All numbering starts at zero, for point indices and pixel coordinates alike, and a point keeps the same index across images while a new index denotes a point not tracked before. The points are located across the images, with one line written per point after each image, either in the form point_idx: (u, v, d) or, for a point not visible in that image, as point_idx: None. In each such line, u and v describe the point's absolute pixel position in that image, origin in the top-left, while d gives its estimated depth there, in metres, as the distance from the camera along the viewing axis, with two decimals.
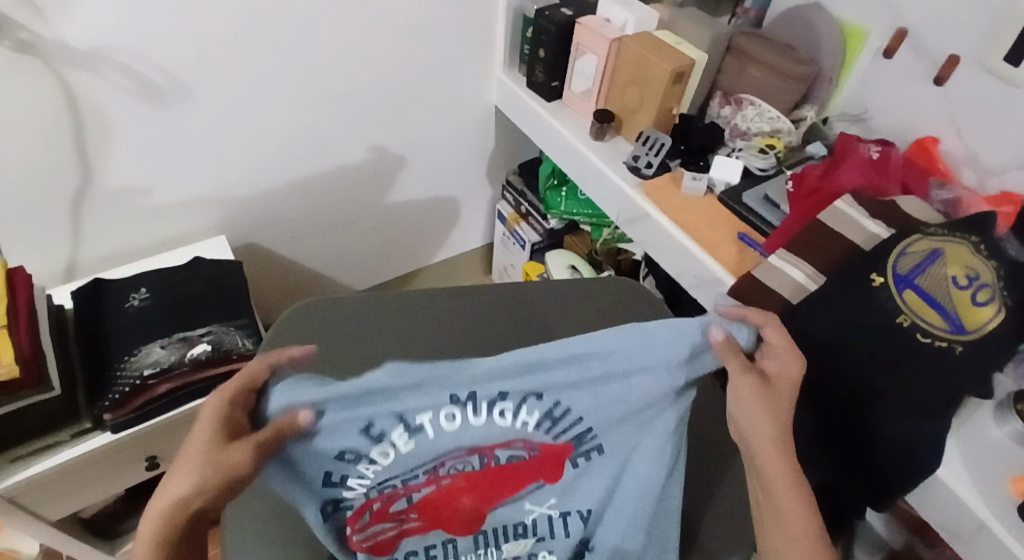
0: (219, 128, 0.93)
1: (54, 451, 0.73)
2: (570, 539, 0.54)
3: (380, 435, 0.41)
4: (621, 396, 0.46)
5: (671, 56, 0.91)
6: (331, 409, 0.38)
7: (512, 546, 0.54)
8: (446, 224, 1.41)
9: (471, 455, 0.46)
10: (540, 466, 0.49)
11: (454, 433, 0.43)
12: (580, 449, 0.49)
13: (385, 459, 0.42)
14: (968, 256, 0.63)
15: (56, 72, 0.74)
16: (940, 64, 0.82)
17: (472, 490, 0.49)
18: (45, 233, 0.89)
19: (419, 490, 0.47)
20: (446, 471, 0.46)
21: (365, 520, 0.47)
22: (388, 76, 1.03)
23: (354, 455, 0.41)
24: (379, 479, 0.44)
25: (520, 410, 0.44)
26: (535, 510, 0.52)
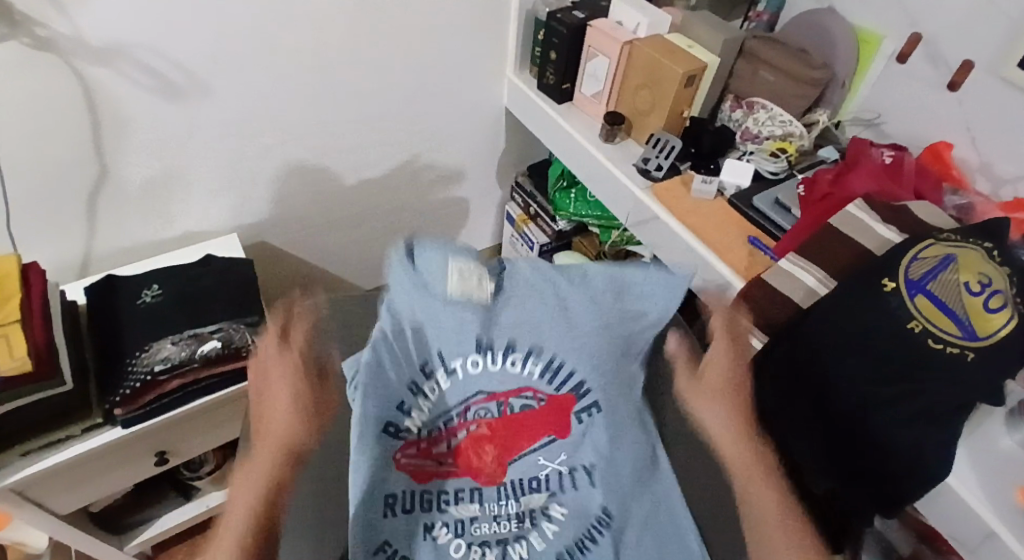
0: (232, 125, 0.93)
1: (65, 445, 0.74)
2: (581, 501, 0.61)
3: (430, 370, 0.58)
4: (606, 346, 0.58)
5: (683, 59, 0.91)
6: (400, 324, 0.56)
7: (529, 498, 0.61)
8: (455, 225, 1.42)
9: (490, 402, 0.59)
10: (549, 417, 0.59)
11: (478, 375, 0.58)
12: (581, 403, 0.59)
13: (433, 394, 0.58)
14: (980, 262, 0.62)
15: (73, 67, 0.75)
16: (954, 70, 0.81)
17: (498, 437, 0.59)
18: (60, 228, 0.90)
19: (456, 433, 0.59)
20: (476, 414, 0.59)
21: (415, 450, 0.58)
22: (401, 75, 1.04)
23: (415, 387, 0.57)
24: (431, 414, 0.58)
25: (517, 360, 0.58)
26: (548, 465, 0.61)
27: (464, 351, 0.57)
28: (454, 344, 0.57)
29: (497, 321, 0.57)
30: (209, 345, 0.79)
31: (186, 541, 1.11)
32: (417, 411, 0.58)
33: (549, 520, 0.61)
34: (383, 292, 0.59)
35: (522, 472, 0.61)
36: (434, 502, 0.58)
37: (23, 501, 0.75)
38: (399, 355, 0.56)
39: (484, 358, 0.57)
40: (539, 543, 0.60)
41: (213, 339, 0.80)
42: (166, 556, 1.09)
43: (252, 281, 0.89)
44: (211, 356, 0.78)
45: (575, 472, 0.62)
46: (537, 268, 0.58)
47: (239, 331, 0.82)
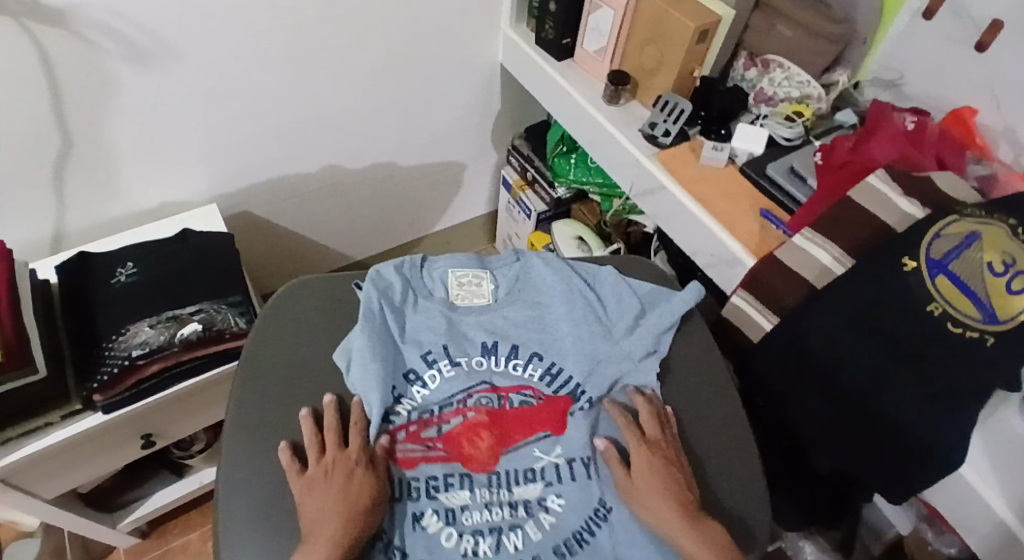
0: (207, 88, 0.86)
1: (44, 434, 0.71)
2: (582, 493, 0.57)
3: (432, 360, 0.62)
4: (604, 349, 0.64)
5: (695, 13, 0.84)
6: (413, 310, 0.65)
7: (524, 490, 0.57)
8: (449, 190, 1.36)
9: (491, 391, 0.62)
10: (547, 413, 0.61)
11: (482, 371, 0.62)
12: (576, 401, 0.62)
13: (433, 383, 0.61)
14: (1004, 239, 0.57)
15: (27, 32, 0.67)
16: (983, 28, 0.74)
17: (490, 427, 0.59)
18: (26, 202, 0.84)
19: (449, 421, 0.60)
20: (475, 403, 0.61)
21: (404, 437, 0.59)
22: (388, 31, 0.96)
23: (415, 375, 0.62)
24: (425, 403, 0.61)
25: (520, 364, 0.63)
26: (544, 457, 0.59)
27: (471, 349, 0.63)
28: (461, 344, 0.63)
29: (507, 324, 0.65)
30: (189, 328, 0.75)
31: (181, 517, 1.10)
32: (408, 397, 0.61)
33: (545, 511, 0.55)
34: (403, 286, 0.66)
35: (516, 463, 0.58)
36: (429, 491, 0.56)
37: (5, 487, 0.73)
38: (404, 342, 0.63)
39: (488, 358, 0.63)
40: (536, 534, 0.54)
41: (193, 321, 0.76)
42: (162, 531, 1.09)
43: (235, 258, 0.84)
44: (191, 339, 0.74)
45: (573, 464, 0.58)
46: (549, 264, 0.69)
47: (221, 312, 0.78)
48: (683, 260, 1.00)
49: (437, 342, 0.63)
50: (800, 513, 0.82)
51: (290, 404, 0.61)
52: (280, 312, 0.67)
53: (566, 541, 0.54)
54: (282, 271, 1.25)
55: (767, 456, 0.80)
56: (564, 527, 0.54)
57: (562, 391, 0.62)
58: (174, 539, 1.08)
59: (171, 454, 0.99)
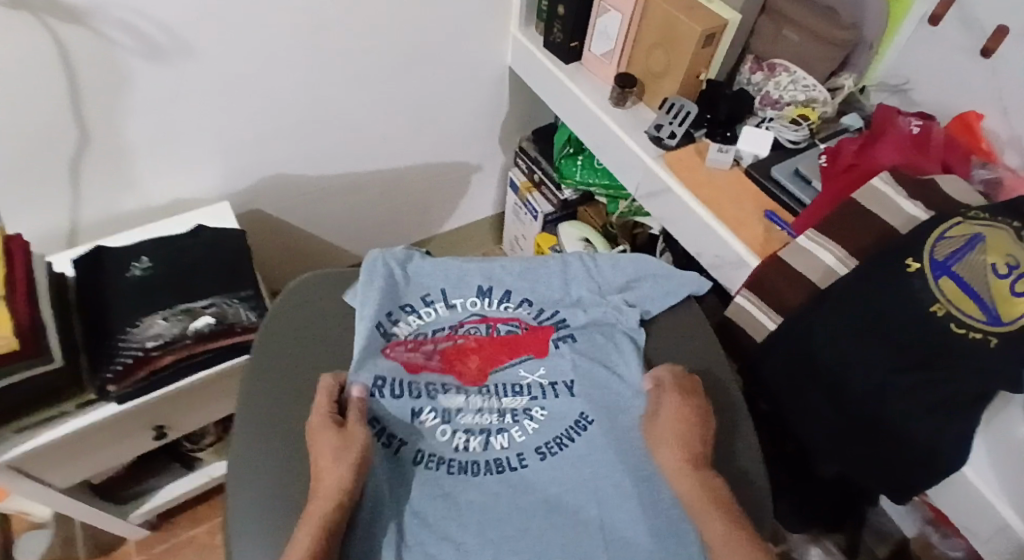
0: (221, 87, 0.88)
1: (57, 422, 0.72)
2: (564, 405, 0.62)
3: (429, 299, 0.69)
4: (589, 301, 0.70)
5: (702, 17, 0.85)
6: (415, 260, 0.71)
7: (511, 400, 0.63)
8: (457, 192, 1.37)
9: (481, 322, 0.68)
10: (533, 340, 0.67)
11: (474, 309, 0.69)
12: (559, 332, 0.68)
13: (427, 316, 0.68)
14: (1010, 242, 0.57)
15: (45, 26, 0.69)
16: (988, 36, 0.75)
17: (479, 351, 0.66)
18: (45, 196, 0.86)
19: (441, 342, 0.66)
20: (466, 335, 0.67)
21: (403, 349, 0.64)
22: (398, 32, 0.97)
23: (411, 307, 0.68)
24: (418, 329, 0.66)
25: (511, 304, 0.70)
26: (529, 378, 0.65)
27: (467, 290, 0.70)
28: (458, 286, 0.70)
29: (501, 271, 0.71)
30: (202, 320, 0.77)
31: (189, 510, 1.12)
32: (406, 323, 0.66)
33: (530, 418, 0.61)
34: (405, 250, 0.71)
35: (504, 379, 0.64)
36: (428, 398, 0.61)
37: (18, 475, 0.74)
38: (407, 285, 0.69)
39: (483, 299, 0.69)
40: (521, 435, 0.60)
41: (206, 314, 0.77)
42: (169, 523, 1.10)
43: (246, 253, 0.86)
44: (204, 332, 0.76)
45: (555, 384, 0.64)
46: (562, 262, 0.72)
47: (233, 305, 0.79)
48: (688, 262, 1.01)
49: (436, 285, 0.70)
50: (803, 514, 0.82)
51: (297, 332, 0.67)
52: (298, 292, 0.70)
53: (547, 442, 0.59)
54: (291, 269, 1.27)
55: (770, 455, 0.81)
56: (546, 433, 0.60)
57: (546, 323, 0.68)
58: (182, 532, 1.09)
59: (182, 447, 1.01)
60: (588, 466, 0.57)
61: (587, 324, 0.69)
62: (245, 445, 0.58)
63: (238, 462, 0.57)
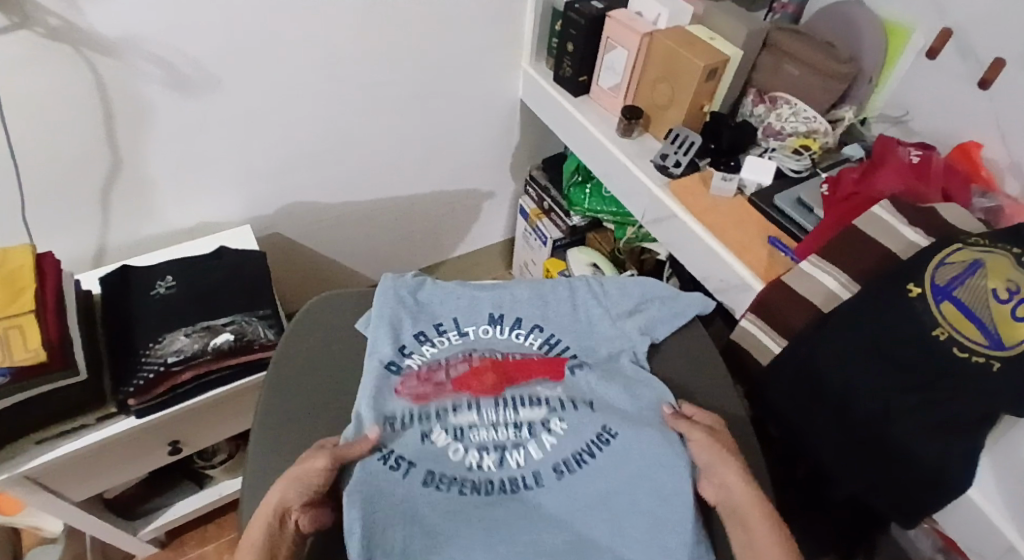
0: (245, 116, 0.93)
1: (78, 435, 0.75)
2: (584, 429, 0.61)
3: (442, 329, 0.70)
4: (600, 333, 0.71)
5: (704, 52, 0.89)
6: (426, 289, 0.73)
7: (529, 413, 0.63)
8: (468, 218, 1.41)
9: (494, 356, 0.69)
10: (548, 367, 0.67)
11: (486, 339, 0.70)
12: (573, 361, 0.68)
13: (440, 346, 0.69)
14: (1009, 269, 0.59)
15: (85, 58, 0.74)
16: (985, 67, 0.78)
17: (494, 369, 0.65)
18: (76, 218, 0.90)
19: (456, 365, 0.66)
20: (479, 356, 0.67)
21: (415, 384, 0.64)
22: (414, 66, 1.02)
23: (424, 337, 0.69)
24: (432, 361, 0.67)
25: (523, 333, 0.71)
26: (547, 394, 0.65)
27: (478, 319, 0.72)
28: (471, 314, 0.72)
29: (512, 299, 0.73)
30: (222, 337, 0.79)
31: (198, 530, 1.12)
32: (419, 354, 0.67)
33: (543, 435, 0.61)
34: (416, 277, 0.75)
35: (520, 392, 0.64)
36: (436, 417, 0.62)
37: (36, 487, 0.76)
38: (419, 312, 0.71)
39: (495, 328, 0.71)
40: (536, 453, 0.60)
41: (225, 332, 0.80)
42: (178, 542, 1.11)
43: (264, 273, 0.89)
44: (224, 348, 0.78)
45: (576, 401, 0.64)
46: (570, 286, 0.74)
47: (252, 324, 0.82)
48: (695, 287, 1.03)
49: (449, 315, 0.72)
50: (817, 541, 0.81)
51: (312, 358, 0.68)
52: (316, 312, 0.73)
53: (565, 460, 0.59)
54: (306, 292, 1.30)
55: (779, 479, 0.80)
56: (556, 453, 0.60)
57: (557, 355, 0.69)
58: (190, 551, 1.09)
59: (195, 464, 1.03)
60: (598, 483, 0.57)
61: (598, 360, 0.69)
62: (256, 467, 0.59)
63: (251, 483, 0.58)
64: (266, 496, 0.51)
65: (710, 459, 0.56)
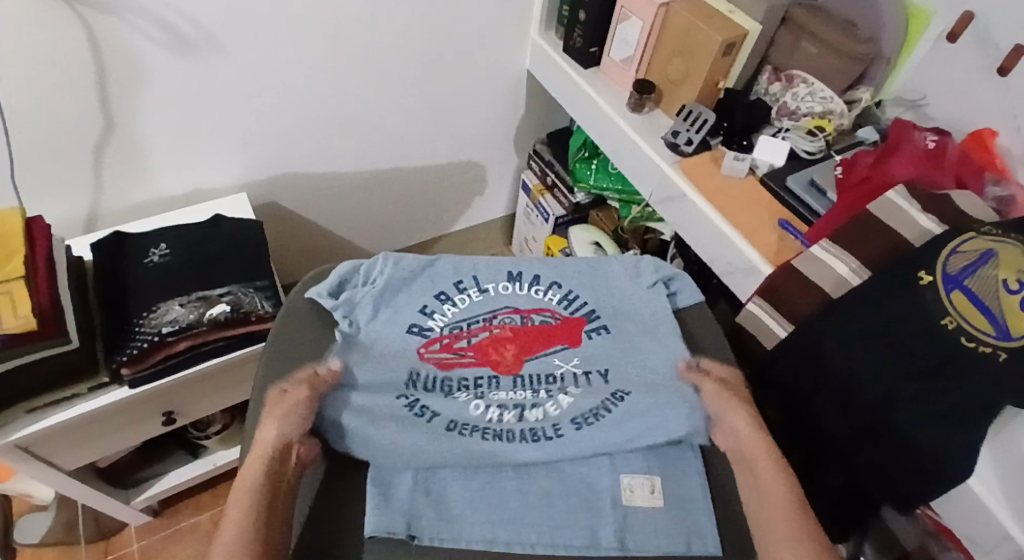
0: (243, 80, 0.89)
1: (70, 404, 0.73)
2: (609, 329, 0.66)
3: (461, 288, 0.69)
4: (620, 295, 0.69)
5: (722, 26, 0.86)
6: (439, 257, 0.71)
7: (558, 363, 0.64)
8: (469, 192, 1.38)
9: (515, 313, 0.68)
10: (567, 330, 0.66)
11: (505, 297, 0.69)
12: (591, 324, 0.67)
13: (461, 304, 0.67)
14: (1021, 259, 0.58)
15: (77, 14, 0.70)
16: (1005, 54, 0.76)
17: (514, 343, 0.65)
18: (66, 181, 0.87)
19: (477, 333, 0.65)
20: (500, 325, 0.66)
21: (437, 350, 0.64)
22: (420, 33, 0.98)
23: (444, 296, 0.68)
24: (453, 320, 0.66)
25: (540, 287, 0.69)
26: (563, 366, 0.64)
27: (496, 277, 0.70)
28: (490, 273, 0.70)
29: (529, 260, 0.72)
30: (219, 308, 0.78)
31: (192, 499, 1.12)
32: (440, 314, 0.66)
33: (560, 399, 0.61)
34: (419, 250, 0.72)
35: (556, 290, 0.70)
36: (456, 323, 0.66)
37: (28, 456, 0.75)
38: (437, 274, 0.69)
39: (512, 284, 0.69)
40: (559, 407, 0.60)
41: (223, 302, 0.78)
42: (173, 510, 1.11)
43: (262, 243, 0.86)
44: (220, 319, 0.77)
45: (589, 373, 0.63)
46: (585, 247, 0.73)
47: (249, 295, 0.80)
48: (700, 267, 1.02)
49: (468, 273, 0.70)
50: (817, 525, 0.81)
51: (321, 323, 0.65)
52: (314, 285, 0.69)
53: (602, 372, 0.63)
54: (303, 264, 1.28)
55: None
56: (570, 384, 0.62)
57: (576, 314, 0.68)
58: (183, 520, 1.10)
59: (189, 434, 1.02)
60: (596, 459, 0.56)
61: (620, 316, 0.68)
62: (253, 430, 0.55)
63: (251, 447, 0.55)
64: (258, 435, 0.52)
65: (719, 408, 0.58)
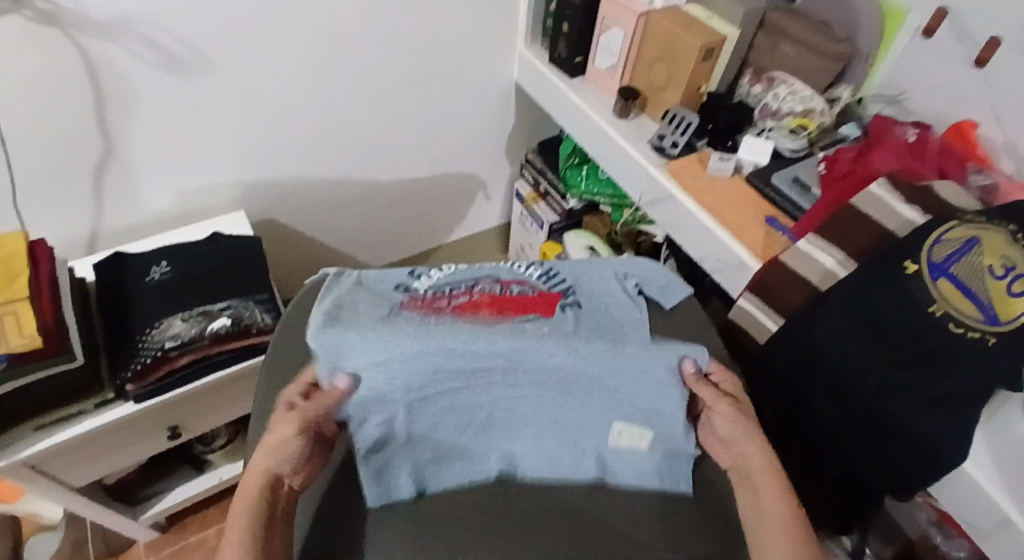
0: (238, 99, 0.92)
1: (76, 421, 0.74)
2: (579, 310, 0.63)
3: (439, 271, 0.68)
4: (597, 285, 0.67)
5: (702, 31, 0.88)
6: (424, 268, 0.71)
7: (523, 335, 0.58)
8: (465, 202, 1.40)
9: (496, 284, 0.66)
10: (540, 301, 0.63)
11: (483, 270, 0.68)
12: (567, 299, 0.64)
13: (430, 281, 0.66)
14: (1005, 245, 0.59)
15: (75, 41, 0.73)
16: (981, 46, 0.78)
17: (490, 305, 0.61)
18: (67, 204, 0.89)
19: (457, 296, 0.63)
20: (480, 289, 0.64)
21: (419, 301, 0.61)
22: (409, 48, 1.01)
23: (421, 275, 0.67)
24: (436, 283, 0.66)
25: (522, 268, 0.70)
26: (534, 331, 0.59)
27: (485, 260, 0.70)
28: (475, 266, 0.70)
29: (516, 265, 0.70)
30: (219, 322, 0.79)
31: (198, 515, 1.12)
32: (426, 278, 0.66)
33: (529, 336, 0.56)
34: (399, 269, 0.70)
35: (538, 268, 0.70)
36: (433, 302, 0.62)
37: (36, 474, 0.76)
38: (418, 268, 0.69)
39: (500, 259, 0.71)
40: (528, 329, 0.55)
41: (223, 316, 0.79)
42: (179, 528, 1.11)
43: (260, 258, 0.88)
44: (220, 333, 0.78)
45: None
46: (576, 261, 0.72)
47: (248, 308, 0.81)
48: (693, 266, 1.04)
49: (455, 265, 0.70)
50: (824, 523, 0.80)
51: None
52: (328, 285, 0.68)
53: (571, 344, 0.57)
54: (302, 279, 1.30)
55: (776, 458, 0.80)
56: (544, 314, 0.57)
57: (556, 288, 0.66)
58: (190, 537, 1.10)
59: (194, 449, 1.04)
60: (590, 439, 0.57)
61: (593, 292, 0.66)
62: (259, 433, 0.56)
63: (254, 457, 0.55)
64: (253, 462, 0.49)
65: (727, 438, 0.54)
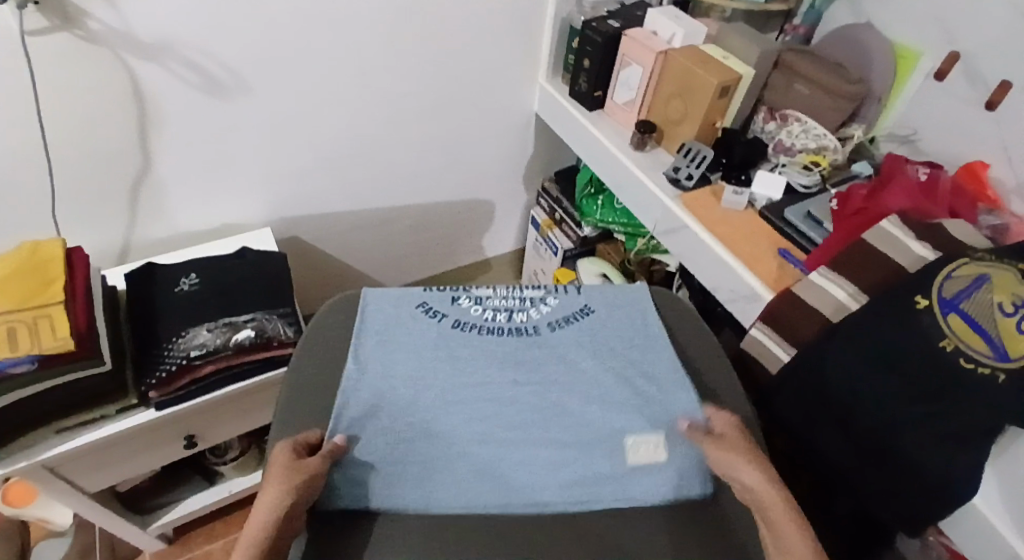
0: (271, 121, 0.96)
1: (99, 425, 0.77)
2: (558, 334, 0.65)
3: (436, 311, 0.66)
4: (616, 342, 0.65)
5: (718, 70, 0.92)
6: (433, 309, 0.66)
7: (519, 321, 0.66)
8: (482, 227, 1.43)
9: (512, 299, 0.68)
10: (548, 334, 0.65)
11: (473, 307, 0.67)
12: (569, 317, 0.67)
13: (451, 308, 0.66)
14: (1015, 283, 0.60)
15: (122, 60, 0.77)
16: (992, 89, 0.81)
17: (501, 310, 0.67)
18: (104, 215, 0.93)
19: (472, 304, 0.67)
20: (491, 303, 0.68)
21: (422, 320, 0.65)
22: (434, 78, 1.05)
23: (430, 307, 0.66)
24: (463, 316, 0.66)
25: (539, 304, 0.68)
26: (522, 338, 0.64)
27: (489, 322, 0.66)
28: (486, 309, 0.67)
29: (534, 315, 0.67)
30: (243, 333, 0.81)
31: (206, 527, 1.13)
32: (452, 312, 0.66)
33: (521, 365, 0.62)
34: (393, 303, 0.66)
35: (564, 309, 0.68)
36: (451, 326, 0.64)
37: (50, 476, 0.77)
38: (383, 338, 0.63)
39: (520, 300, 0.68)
40: (537, 315, 0.67)
41: (247, 328, 0.82)
42: (186, 540, 1.11)
43: (284, 274, 0.91)
44: (243, 344, 0.81)
45: (553, 327, 0.66)
46: (594, 326, 0.66)
47: (271, 322, 0.84)
48: (705, 296, 1.06)
49: (452, 311, 0.66)
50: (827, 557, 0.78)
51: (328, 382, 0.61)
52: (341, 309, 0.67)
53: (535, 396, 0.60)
54: (321, 296, 1.33)
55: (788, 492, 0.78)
56: (551, 320, 0.66)
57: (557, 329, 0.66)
58: (197, 549, 1.10)
59: (207, 460, 1.05)
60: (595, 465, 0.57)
61: (604, 329, 0.66)
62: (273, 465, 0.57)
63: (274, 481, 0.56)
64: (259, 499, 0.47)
65: (723, 465, 0.53)
